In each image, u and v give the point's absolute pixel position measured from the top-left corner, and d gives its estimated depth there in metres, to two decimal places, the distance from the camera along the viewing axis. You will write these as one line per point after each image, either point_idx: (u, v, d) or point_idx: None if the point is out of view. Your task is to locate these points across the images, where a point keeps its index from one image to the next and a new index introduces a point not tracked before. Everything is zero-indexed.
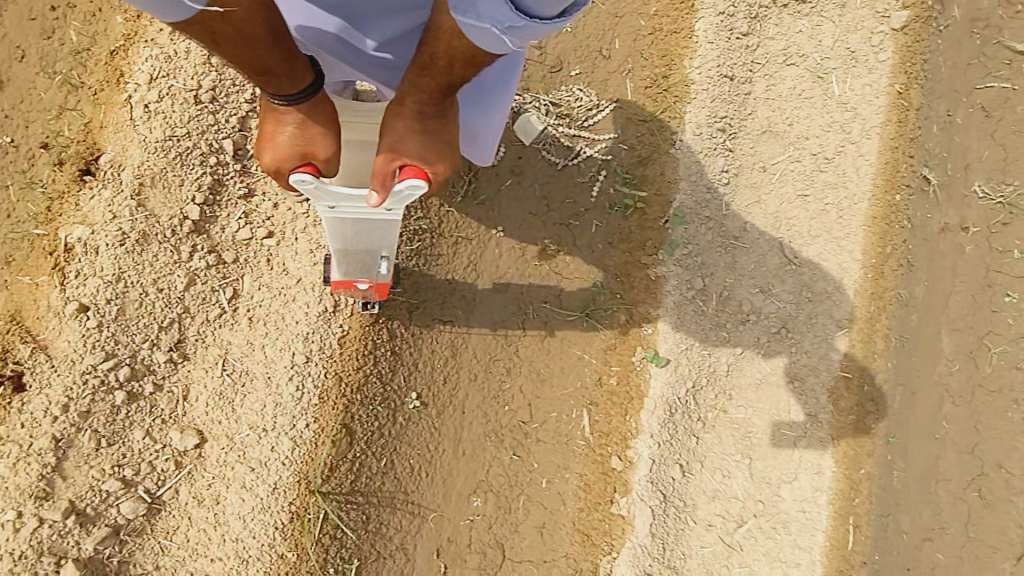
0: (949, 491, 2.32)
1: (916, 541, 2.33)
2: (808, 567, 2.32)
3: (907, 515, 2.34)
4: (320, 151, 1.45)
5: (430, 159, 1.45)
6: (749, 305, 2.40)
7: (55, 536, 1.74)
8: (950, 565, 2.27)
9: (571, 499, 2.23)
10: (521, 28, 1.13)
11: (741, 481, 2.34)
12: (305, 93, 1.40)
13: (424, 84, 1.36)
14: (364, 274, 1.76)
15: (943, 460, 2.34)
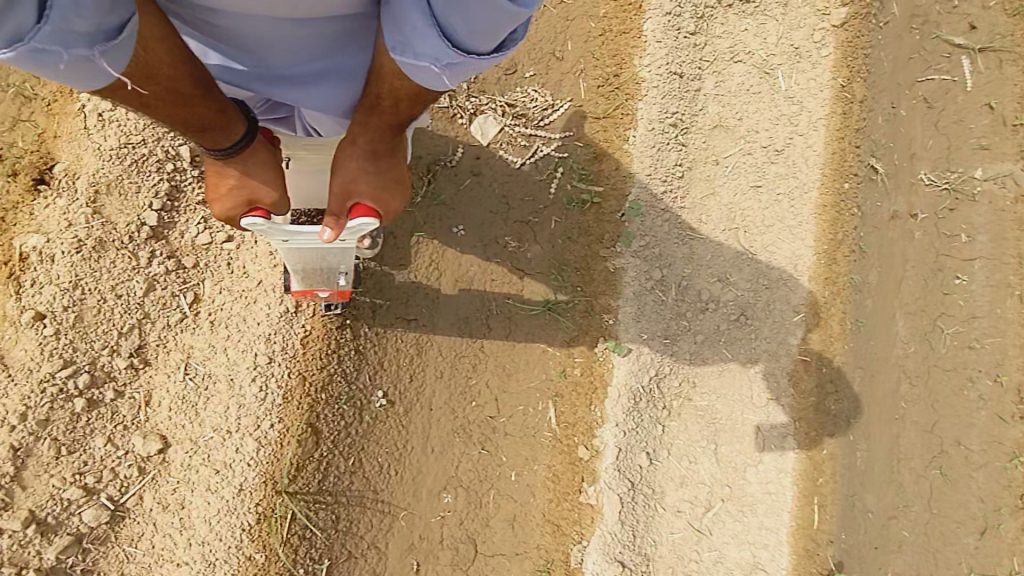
0: (912, 470, 2.44)
1: (883, 520, 2.42)
2: (774, 548, 2.37)
3: (872, 494, 2.43)
4: (265, 198, 1.51)
5: (381, 197, 1.50)
6: (707, 294, 2.47)
7: (15, 546, 1.72)
8: (916, 541, 2.38)
9: (540, 491, 2.25)
10: (459, 64, 1.15)
11: (708, 466, 2.39)
12: (245, 145, 1.43)
13: (373, 123, 1.38)
14: (325, 285, 1.79)
15: (904, 439, 2.46)
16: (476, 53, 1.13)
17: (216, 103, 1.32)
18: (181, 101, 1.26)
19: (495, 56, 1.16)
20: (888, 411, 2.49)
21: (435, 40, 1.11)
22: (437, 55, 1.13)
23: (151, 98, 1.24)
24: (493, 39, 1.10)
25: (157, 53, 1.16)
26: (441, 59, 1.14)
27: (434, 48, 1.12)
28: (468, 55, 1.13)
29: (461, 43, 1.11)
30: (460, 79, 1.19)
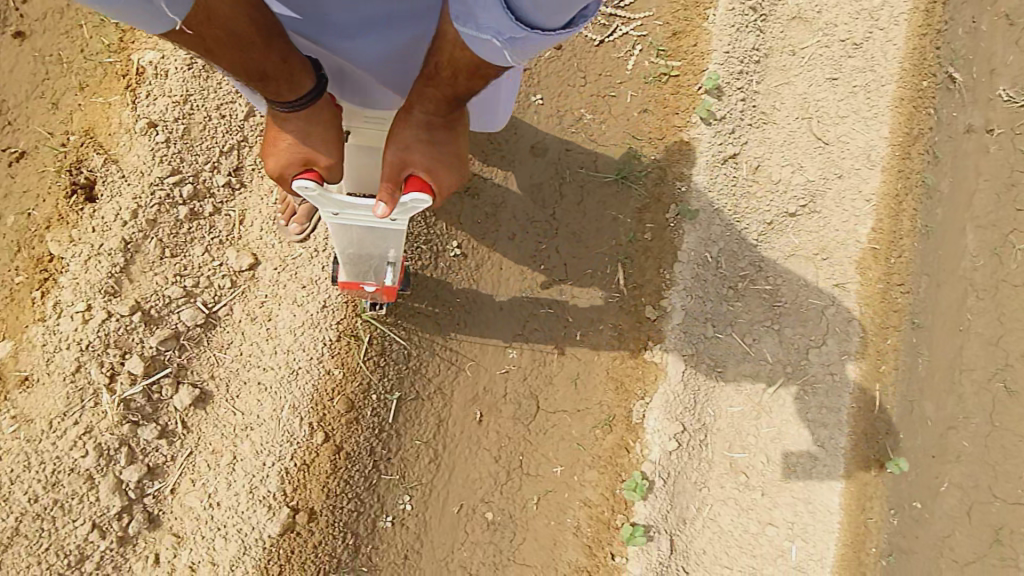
0: (974, 381, 2.48)
1: (941, 429, 2.47)
2: (833, 428, 2.39)
3: (932, 403, 2.47)
4: (322, 160, 1.38)
5: (436, 173, 1.39)
6: (777, 177, 2.49)
7: (121, 331, 1.83)
8: (974, 452, 2.43)
9: (605, 350, 2.29)
10: (521, 41, 1.04)
11: (772, 345, 2.42)
12: (308, 100, 1.33)
13: (431, 94, 1.30)
14: (371, 277, 1.67)
15: (968, 350, 2.50)
16: (540, 29, 1.01)
17: (279, 53, 1.23)
18: (240, 48, 1.17)
19: (563, 32, 1.03)
20: (953, 322, 2.53)
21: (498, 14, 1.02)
22: (499, 28, 1.03)
23: (212, 44, 1.15)
24: (558, 16, 0.97)
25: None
26: (504, 34, 1.04)
27: (497, 20, 1.02)
28: (534, 30, 1.01)
29: (524, 20, 1.00)
30: (522, 56, 1.09)
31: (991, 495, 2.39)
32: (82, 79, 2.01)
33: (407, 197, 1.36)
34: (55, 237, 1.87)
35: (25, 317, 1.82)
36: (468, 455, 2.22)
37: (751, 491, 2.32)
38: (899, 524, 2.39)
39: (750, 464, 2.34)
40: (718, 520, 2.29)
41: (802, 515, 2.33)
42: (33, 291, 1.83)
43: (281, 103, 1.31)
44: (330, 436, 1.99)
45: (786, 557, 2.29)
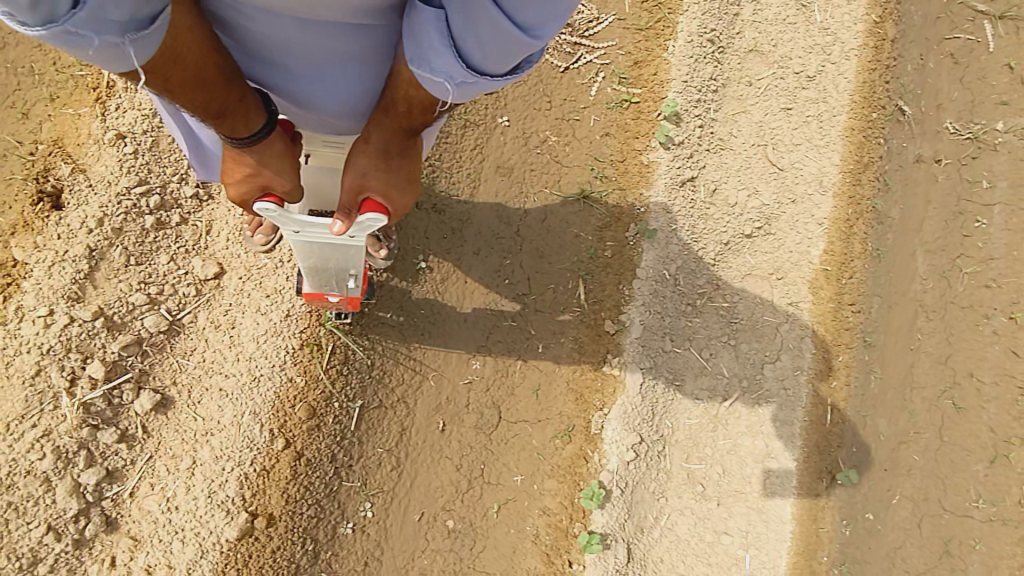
0: (924, 399, 2.55)
1: (893, 444, 2.54)
2: (786, 441, 2.47)
3: (884, 418, 2.56)
4: (281, 188, 1.45)
5: (390, 196, 1.45)
6: (734, 199, 2.59)
7: (84, 336, 1.85)
8: (925, 465, 2.49)
9: (566, 362, 2.35)
10: (471, 84, 1.16)
11: (727, 361, 2.50)
12: (264, 133, 1.37)
13: (388, 124, 1.35)
14: (336, 288, 1.75)
15: (918, 368, 2.58)
16: (489, 74, 1.15)
17: (235, 89, 1.26)
18: (204, 88, 1.21)
19: (506, 79, 1.18)
20: (902, 342, 2.61)
21: (452, 59, 1.12)
22: (452, 73, 1.14)
23: (176, 85, 1.18)
24: (508, 63, 1.13)
25: (185, 40, 1.12)
26: (457, 77, 1.15)
27: (451, 66, 1.13)
28: (483, 75, 1.15)
29: (477, 67, 1.13)
30: (469, 95, 1.21)
31: (941, 507, 2.44)
32: (53, 90, 2.04)
33: (363, 218, 1.43)
34: (19, 243, 1.89)
35: None
36: (429, 465, 2.25)
37: (706, 503, 2.40)
38: (853, 534, 2.46)
39: (706, 475, 2.42)
40: (676, 530, 2.37)
41: (755, 526, 2.40)
42: None
43: (237, 138, 1.34)
44: (291, 442, 2.03)
45: (740, 566, 2.36)
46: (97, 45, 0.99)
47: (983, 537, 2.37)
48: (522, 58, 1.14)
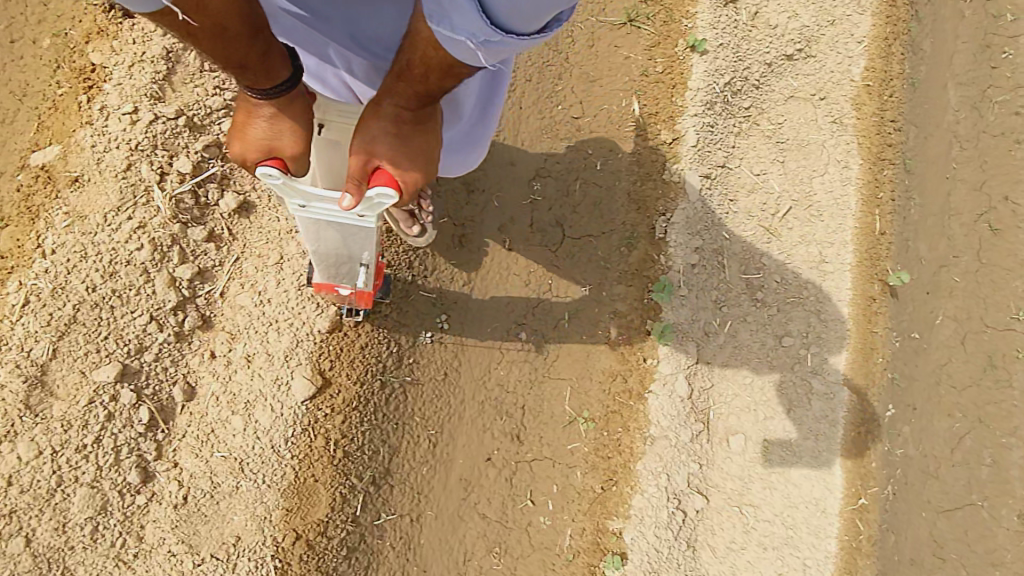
0: (962, 224, 2.52)
1: (934, 268, 2.52)
2: (839, 247, 2.54)
3: (925, 244, 2.54)
4: (289, 148, 1.26)
5: (402, 167, 1.27)
6: (774, 21, 2.63)
7: (168, 134, 1.90)
8: (967, 287, 2.46)
9: (625, 175, 2.41)
10: (497, 44, 0.99)
11: (777, 178, 2.56)
12: (285, 89, 1.22)
13: (402, 88, 1.19)
14: (347, 282, 1.74)
15: (956, 197, 2.55)
16: (516, 34, 0.98)
17: (259, 43, 1.14)
18: (222, 37, 1.09)
19: (539, 37, 1.01)
20: (938, 171, 2.60)
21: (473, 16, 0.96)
22: (475, 32, 0.98)
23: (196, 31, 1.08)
24: (540, 18, 0.95)
25: None
26: (478, 36, 0.98)
27: (472, 23, 0.97)
28: (508, 33, 0.98)
29: (502, 21, 0.96)
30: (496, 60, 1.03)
31: (984, 325, 2.41)
32: None
33: (372, 191, 1.27)
34: (96, 48, 1.95)
35: (72, 121, 1.89)
36: (499, 281, 2.33)
37: (767, 309, 2.47)
38: (899, 347, 2.47)
39: (763, 282, 2.49)
40: (738, 337, 2.44)
41: (815, 326, 2.46)
42: (79, 96, 1.90)
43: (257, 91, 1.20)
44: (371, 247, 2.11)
45: (802, 364, 2.44)
46: None
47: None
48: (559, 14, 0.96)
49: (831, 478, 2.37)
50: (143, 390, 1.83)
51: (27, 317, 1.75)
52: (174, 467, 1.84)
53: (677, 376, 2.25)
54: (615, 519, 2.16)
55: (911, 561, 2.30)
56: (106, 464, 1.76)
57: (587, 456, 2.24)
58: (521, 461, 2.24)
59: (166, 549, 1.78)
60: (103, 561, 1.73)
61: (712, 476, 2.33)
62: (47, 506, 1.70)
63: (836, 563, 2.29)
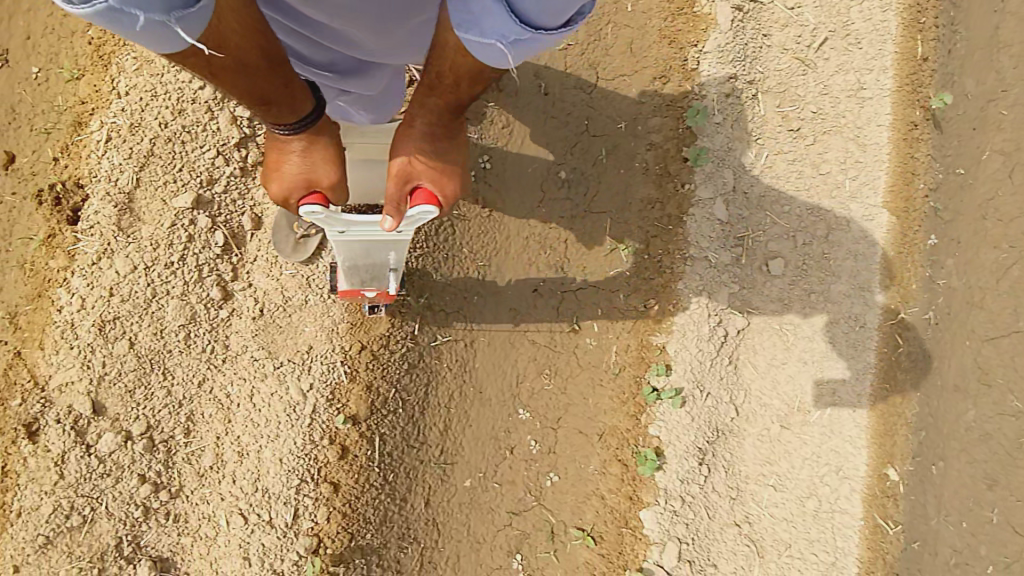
0: (1013, 56, 2.39)
1: (982, 104, 2.42)
2: (879, 72, 2.51)
3: (971, 79, 2.45)
4: (324, 178, 1.40)
5: (440, 182, 1.41)
6: None
7: None
8: (1017, 120, 2.34)
9: (656, 13, 2.43)
10: (527, 41, 1.02)
11: (813, 11, 2.52)
12: (308, 122, 1.32)
13: (433, 104, 1.29)
14: (371, 284, 1.74)
15: (1004, 28, 2.42)
16: (545, 29, 1.00)
17: (278, 76, 1.19)
18: (242, 72, 1.11)
19: (567, 30, 1.02)
20: (986, 6, 2.48)
21: (502, 18, 0.99)
22: (504, 32, 1.01)
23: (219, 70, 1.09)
24: (565, 14, 0.97)
25: (229, 22, 1.02)
26: (508, 36, 1.01)
27: (501, 24, 1.00)
28: (537, 30, 1.00)
29: (530, 20, 0.98)
30: (529, 55, 1.06)
31: None
32: None
33: (415, 210, 1.40)
34: None
35: None
36: (537, 124, 2.40)
37: (804, 140, 2.47)
38: (942, 180, 2.46)
39: (800, 113, 2.47)
40: (776, 170, 2.44)
41: (854, 153, 2.47)
42: None
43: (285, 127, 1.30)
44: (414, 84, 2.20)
45: (841, 191, 2.46)
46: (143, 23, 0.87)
47: None
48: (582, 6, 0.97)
49: (869, 296, 2.42)
50: (216, 218, 2.00)
51: (111, 151, 1.94)
52: (250, 287, 2.04)
53: (715, 201, 2.33)
54: (658, 334, 2.30)
55: (955, 388, 2.34)
56: (192, 280, 1.96)
57: (630, 280, 2.34)
58: (567, 291, 2.35)
59: (250, 354, 2.00)
60: (198, 363, 1.97)
61: (754, 299, 2.40)
62: (146, 313, 1.92)
63: (875, 376, 2.41)
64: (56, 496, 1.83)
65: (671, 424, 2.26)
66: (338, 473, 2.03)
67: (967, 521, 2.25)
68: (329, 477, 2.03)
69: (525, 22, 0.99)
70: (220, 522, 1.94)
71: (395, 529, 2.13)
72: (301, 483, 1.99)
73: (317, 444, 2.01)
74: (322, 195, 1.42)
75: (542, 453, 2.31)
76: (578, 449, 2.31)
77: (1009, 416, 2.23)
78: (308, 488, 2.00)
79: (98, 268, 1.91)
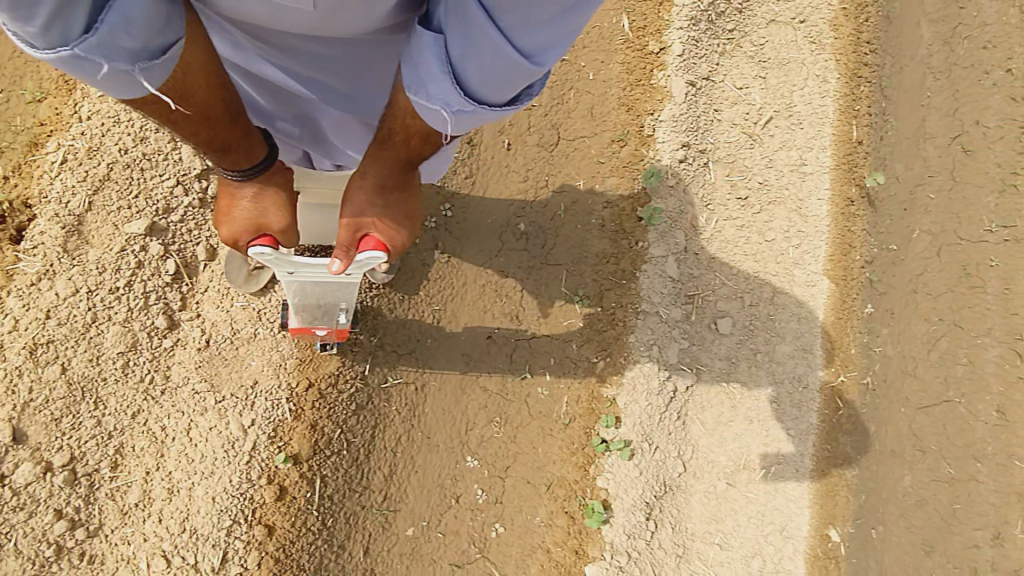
0: (937, 146, 2.61)
1: (909, 188, 2.63)
2: (819, 151, 2.71)
3: (901, 163, 2.66)
4: (275, 223, 1.38)
5: (390, 231, 1.40)
6: None
7: None
8: (940, 204, 2.55)
9: (616, 83, 2.59)
10: (469, 112, 1.13)
11: (760, 92, 2.73)
12: (262, 168, 1.33)
13: (387, 157, 1.29)
14: (324, 322, 1.69)
15: (929, 121, 2.65)
16: (486, 104, 1.12)
17: (240, 127, 1.24)
18: (209, 123, 1.17)
19: (505, 108, 1.16)
20: (913, 101, 2.71)
21: (448, 86, 1.10)
22: (448, 100, 1.11)
23: (181, 121, 1.14)
24: (507, 92, 1.10)
25: (196, 77, 1.09)
26: (453, 104, 1.11)
27: (447, 92, 1.10)
28: (479, 104, 1.12)
29: (474, 92, 1.10)
30: (468, 125, 1.17)
31: (958, 237, 2.50)
32: None
33: (363, 257, 1.39)
34: None
35: None
36: (499, 177, 2.48)
37: (751, 209, 2.60)
38: (877, 256, 2.63)
39: (748, 183, 2.62)
40: (725, 234, 2.56)
41: (797, 223, 2.62)
42: None
43: (239, 171, 1.30)
44: None
45: (785, 257, 2.58)
46: (105, 72, 0.94)
47: (998, 254, 2.42)
48: (522, 88, 1.12)
49: (811, 358, 2.52)
50: (169, 246, 1.98)
51: (65, 174, 1.91)
52: (197, 317, 1.99)
53: (667, 259, 2.43)
54: (609, 385, 2.33)
55: (892, 453, 2.42)
56: (136, 307, 1.91)
57: (582, 331, 2.38)
58: (520, 339, 2.36)
59: (191, 386, 1.94)
60: (133, 393, 1.89)
61: (702, 356, 2.46)
62: (83, 339, 1.85)
63: (816, 436, 2.47)
64: None
65: (619, 477, 2.26)
66: (274, 515, 1.95)
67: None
68: (263, 520, 1.94)
69: (470, 95, 1.11)
70: (139, 565, 1.82)
71: None
72: (232, 525, 1.89)
73: (253, 483, 1.94)
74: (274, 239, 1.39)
75: (488, 504, 2.26)
76: (526, 500, 2.28)
77: (943, 483, 2.30)
78: (240, 530, 1.90)
79: (37, 289, 1.84)
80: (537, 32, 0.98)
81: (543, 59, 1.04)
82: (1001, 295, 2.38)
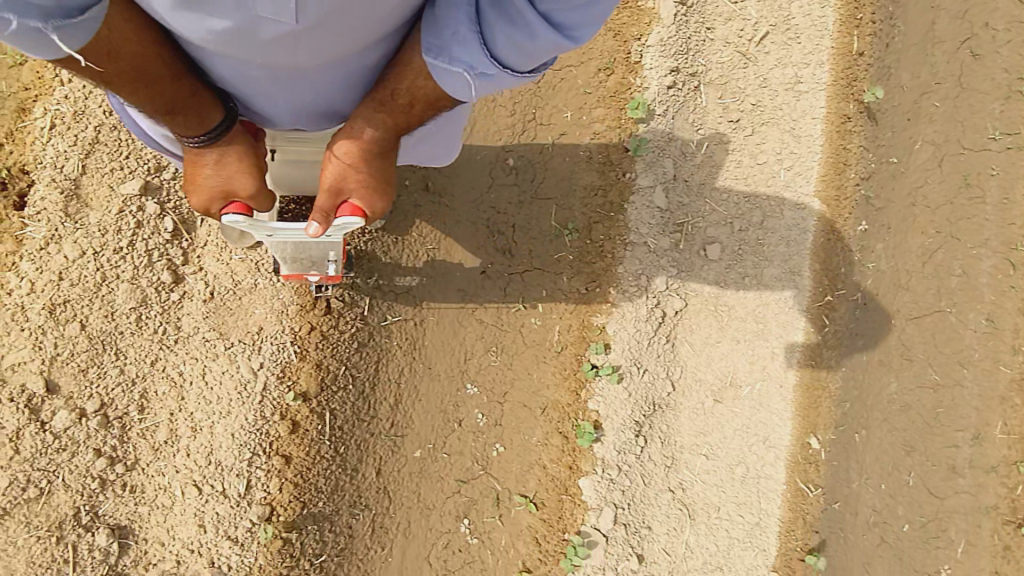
0: (944, 53, 2.53)
1: (914, 98, 2.56)
2: (816, 67, 2.62)
3: (907, 72, 2.57)
4: (241, 188, 1.35)
5: (371, 198, 1.39)
6: None
7: None
8: (946, 112, 2.51)
9: None
10: (492, 76, 1.18)
11: (755, 5, 2.61)
12: (219, 132, 1.27)
13: (381, 120, 1.28)
14: (315, 269, 1.75)
15: (938, 25, 2.55)
16: (511, 70, 1.18)
17: (187, 86, 1.18)
18: (149, 83, 1.12)
19: (524, 77, 1.22)
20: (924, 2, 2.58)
21: (474, 49, 1.14)
22: (473, 63, 1.15)
23: (115, 77, 1.10)
24: (531, 62, 1.17)
25: (123, 32, 1.03)
26: (478, 68, 1.16)
27: (473, 55, 1.14)
28: (504, 70, 1.17)
29: (501, 58, 1.15)
30: (487, 90, 1.22)
31: (960, 147, 2.48)
32: None
33: (340, 221, 1.39)
34: None
35: None
36: (487, 113, 2.49)
37: (743, 132, 2.57)
38: (877, 169, 2.59)
39: (740, 105, 2.57)
40: (716, 159, 2.54)
41: (789, 145, 2.59)
42: None
43: (194, 136, 1.26)
44: None
45: (777, 180, 2.58)
46: (15, 28, 0.92)
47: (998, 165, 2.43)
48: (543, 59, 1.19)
49: (799, 280, 2.56)
50: (165, 203, 2.07)
51: (55, 139, 2.01)
52: (200, 271, 2.11)
53: (655, 188, 2.46)
54: (599, 315, 2.43)
55: (879, 362, 2.52)
56: (142, 265, 2.03)
57: (573, 263, 2.45)
58: (513, 272, 2.44)
59: (201, 335, 2.08)
60: (149, 344, 2.04)
61: (691, 282, 2.52)
62: (96, 297, 1.98)
63: (801, 353, 2.56)
64: (13, 469, 1.90)
65: (609, 399, 2.40)
66: (288, 447, 2.14)
67: (885, 484, 2.46)
68: (280, 451, 2.13)
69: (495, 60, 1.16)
70: (175, 493, 2.04)
71: (347, 497, 2.24)
72: (252, 456, 2.09)
73: (268, 420, 2.12)
74: (244, 204, 1.37)
75: (489, 426, 2.42)
76: (522, 421, 2.43)
77: (930, 389, 2.43)
78: (260, 461, 2.11)
79: (47, 252, 1.96)
80: (575, 12, 1.06)
81: (576, 34, 1.11)
82: (1000, 206, 2.42)
